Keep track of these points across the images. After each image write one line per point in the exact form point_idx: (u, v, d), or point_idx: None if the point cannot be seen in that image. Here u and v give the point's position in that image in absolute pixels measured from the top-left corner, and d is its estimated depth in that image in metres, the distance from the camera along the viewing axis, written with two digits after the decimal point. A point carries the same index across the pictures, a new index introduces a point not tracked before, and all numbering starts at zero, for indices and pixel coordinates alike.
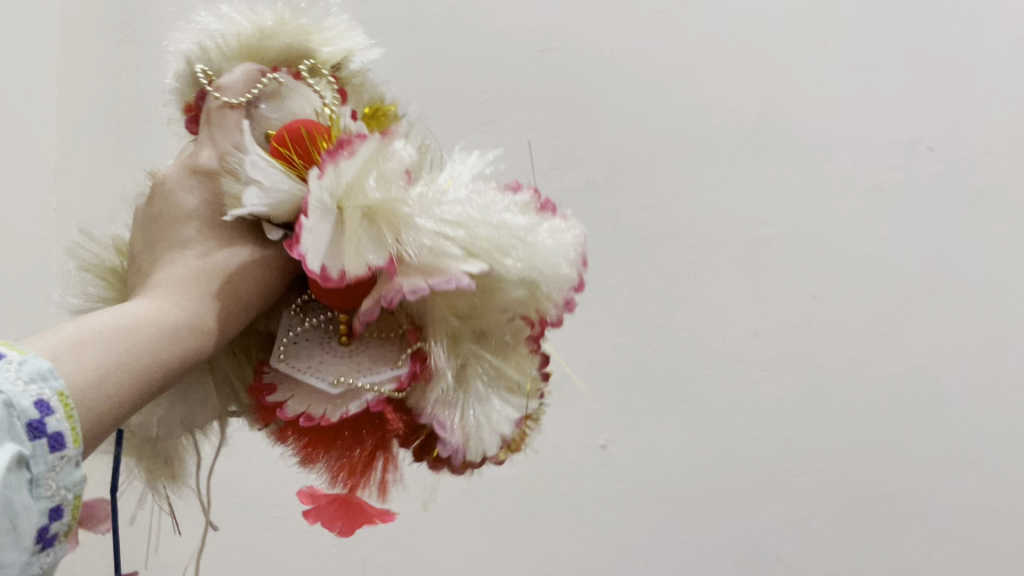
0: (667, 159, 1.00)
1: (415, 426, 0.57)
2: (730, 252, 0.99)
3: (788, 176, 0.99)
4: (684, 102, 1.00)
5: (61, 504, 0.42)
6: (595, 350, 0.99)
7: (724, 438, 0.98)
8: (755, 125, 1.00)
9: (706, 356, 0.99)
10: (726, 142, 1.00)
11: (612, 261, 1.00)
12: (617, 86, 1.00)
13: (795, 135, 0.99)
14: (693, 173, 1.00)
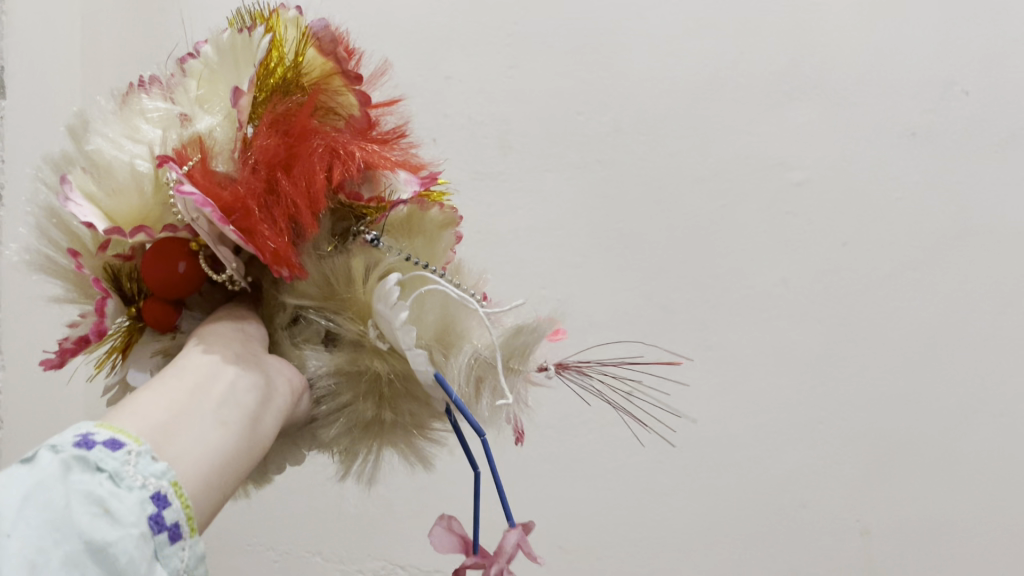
0: (697, 108, 1.11)
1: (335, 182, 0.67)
2: (758, 202, 1.09)
3: (816, 119, 1.07)
4: (714, 50, 1.11)
5: (160, 492, 0.45)
6: (619, 298, 1.13)
7: (749, 385, 1.09)
8: (786, 67, 1.08)
9: (736, 300, 1.10)
10: (754, 84, 1.09)
11: (642, 210, 1.13)
12: (644, 35, 1.13)
13: (824, 74, 1.07)
14: (723, 119, 1.11)
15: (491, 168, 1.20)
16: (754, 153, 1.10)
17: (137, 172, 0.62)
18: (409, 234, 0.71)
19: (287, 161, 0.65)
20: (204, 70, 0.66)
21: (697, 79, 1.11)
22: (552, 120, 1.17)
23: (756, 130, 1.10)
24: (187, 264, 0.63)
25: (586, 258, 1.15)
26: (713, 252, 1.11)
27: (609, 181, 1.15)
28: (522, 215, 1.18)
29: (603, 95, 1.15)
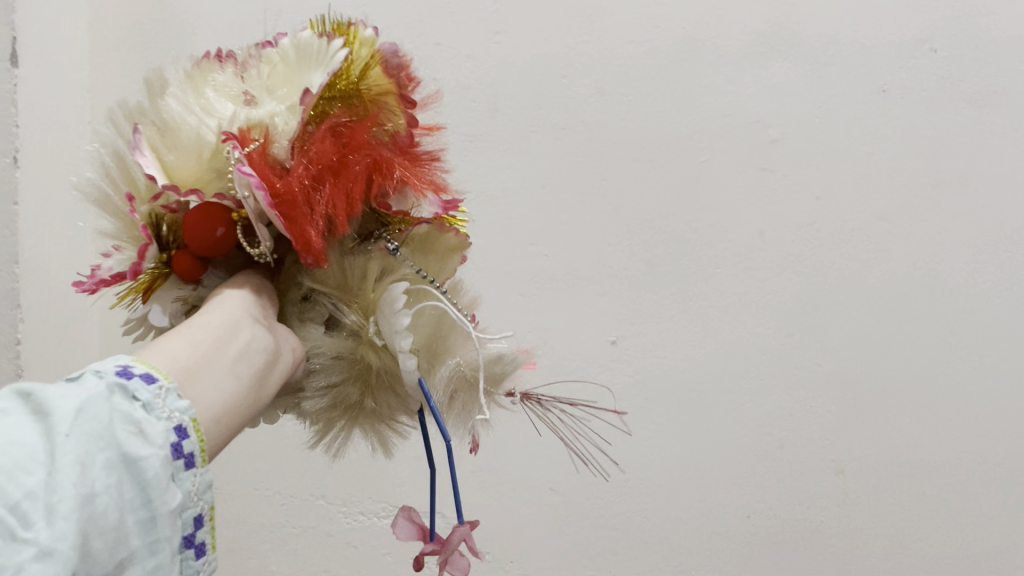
0: (936, 150, 0.73)
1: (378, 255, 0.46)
2: (995, 305, 0.73)
3: (988, 191, 0.73)
4: (977, 65, 0.73)
5: None
6: (772, 408, 0.75)
7: (937, 557, 0.75)
8: (975, 107, 0.73)
9: (938, 436, 0.74)
10: (984, 129, 0.73)
11: (827, 285, 0.75)
12: (877, 27, 0.74)
13: (989, 125, 0.73)
14: (908, 169, 0.74)
15: (586, 242, 0.76)
16: (980, 302, 0.73)
17: (203, 136, 0.41)
18: (432, 351, 0.47)
19: (339, 168, 0.43)
20: (272, 66, 0.44)
21: (913, 175, 0.74)
22: (713, 127, 0.75)
23: (992, 274, 0.73)
24: (227, 233, 0.42)
25: (721, 422, 0.75)
26: (904, 442, 0.74)
27: (773, 302, 0.75)
28: (632, 327, 0.76)
29: (792, 97, 0.74)
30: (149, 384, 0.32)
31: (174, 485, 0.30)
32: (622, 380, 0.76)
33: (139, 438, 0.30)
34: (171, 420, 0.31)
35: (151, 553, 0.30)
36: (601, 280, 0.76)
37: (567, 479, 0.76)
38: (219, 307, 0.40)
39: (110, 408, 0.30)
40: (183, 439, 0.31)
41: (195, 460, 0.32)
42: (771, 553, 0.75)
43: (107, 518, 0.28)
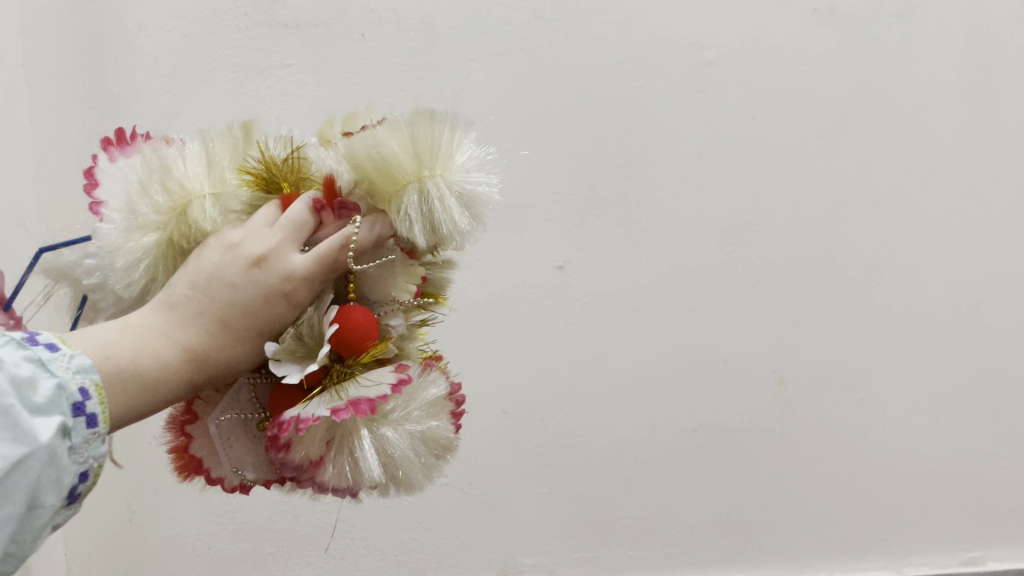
0: (861, 72, 0.77)
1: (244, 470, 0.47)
2: (912, 214, 0.79)
3: (904, 109, 0.78)
4: None
5: None
6: (716, 323, 0.77)
7: (867, 451, 0.80)
8: (894, 30, 0.77)
9: (865, 340, 0.79)
10: (902, 50, 0.78)
11: (765, 202, 0.77)
12: None
13: (905, 47, 0.78)
14: (836, 89, 0.77)
15: (532, 167, 0.75)
16: (903, 212, 0.79)
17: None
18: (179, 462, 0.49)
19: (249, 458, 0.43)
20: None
21: (841, 94, 0.77)
22: (655, 51, 0.76)
23: (914, 184, 0.79)
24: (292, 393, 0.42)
25: (669, 339, 0.77)
26: (838, 348, 0.79)
27: (714, 221, 0.77)
28: (579, 250, 0.76)
29: (728, 20, 0.76)
30: (88, 428, 0.36)
31: (51, 519, 0.36)
32: (572, 304, 0.76)
33: (52, 481, 0.35)
34: (83, 466, 0.36)
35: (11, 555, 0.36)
36: (547, 208, 0.76)
37: (521, 402, 0.76)
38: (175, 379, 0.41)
39: (44, 457, 0.34)
40: (81, 483, 0.36)
41: (79, 497, 0.37)
42: (719, 461, 0.78)
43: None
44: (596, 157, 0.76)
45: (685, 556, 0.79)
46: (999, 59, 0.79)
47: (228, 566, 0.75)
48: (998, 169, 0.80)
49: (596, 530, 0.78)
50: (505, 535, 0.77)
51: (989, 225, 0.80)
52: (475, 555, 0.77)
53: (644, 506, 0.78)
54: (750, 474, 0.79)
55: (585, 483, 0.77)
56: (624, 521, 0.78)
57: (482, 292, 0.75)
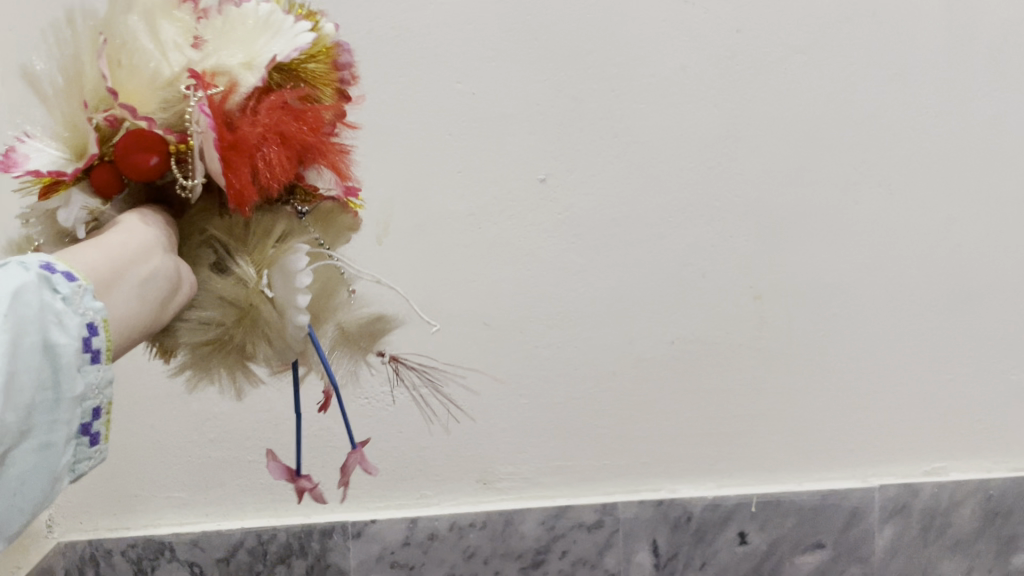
0: None
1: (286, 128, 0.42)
2: (891, 130, 0.79)
3: (888, 25, 0.78)
4: None
5: None
6: (696, 237, 0.78)
7: (837, 363, 0.82)
8: None
9: (840, 255, 0.80)
10: None
11: (747, 117, 0.77)
12: None
13: None
14: (821, 2, 0.77)
15: (515, 77, 0.74)
16: (883, 128, 0.79)
17: (160, 72, 0.41)
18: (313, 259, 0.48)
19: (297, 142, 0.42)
20: (229, 21, 0.43)
21: (824, 8, 0.77)
22: None
23: (896, 100, 0.79)
24: (162, 164, 0.41)
25: (648, 252, 0.78)
26: (815, 263, 0.80)
27: (695, 134, 0.77)
28: (560, 163, 0.76)
29: None
30: (70, 281, 0.32)
31: (78, 377, 0.31)
32: (553, 217, 0.76)
33: (58, 327, 0.31)
34: (84, 317, 0.32)
35: (47, 431, 0.31)
36: (528, 119, 0.75)
37: (501, 314, 0.77)
38: (141, 223, 0.40)
39: (38, 304, 0.30)
40: (93, 337, 0.32)
41: (101, 358, 0.33)
42: (694, 373, 0.80)
43: (15, 392, 0.29)
44: (579, 67, 0.75)
45: (658, 465, 0.81)
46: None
47: (211, 474, 0.75)
48: (978, 84, 0.80)
49: (573, 439, 0.80)
50: (483, 443, 0.78)
51: (965, 142, 0.80)
52: (455, 461, 0.78)
53: (619, 416, 0.80)
54: (723, 386, 0.80)
55: (563, 393, 0.79)
56: (601, 429, 0.80)
57: (462, 203, 0.75)
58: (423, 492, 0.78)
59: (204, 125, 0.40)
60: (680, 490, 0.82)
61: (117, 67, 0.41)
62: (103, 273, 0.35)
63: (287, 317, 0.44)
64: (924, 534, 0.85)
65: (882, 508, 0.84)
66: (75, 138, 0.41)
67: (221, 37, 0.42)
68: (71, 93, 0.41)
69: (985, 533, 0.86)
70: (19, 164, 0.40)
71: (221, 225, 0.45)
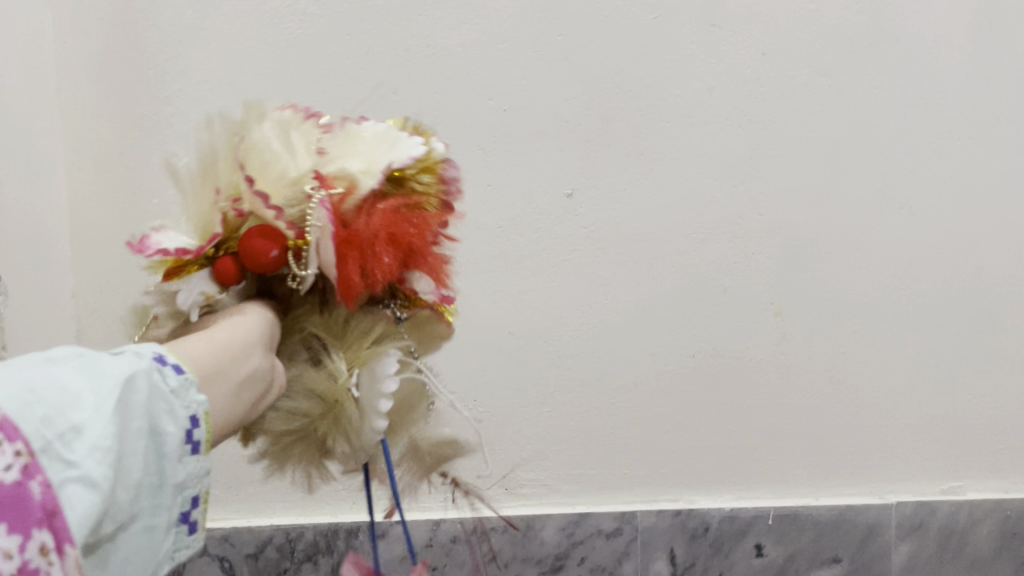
0: (872, 12, 0.78)
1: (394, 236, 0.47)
2: (915, 153, 0.80)
3: (913, 50, 0.79)
4: None
5: None
6: (719, 255, 0.80)
7: (856, 382, 0.83)
8: None
9: (861, 276, 0.81)
10: None
11: (771, 139, 0.79)
12: None
13: None
14: (846, 28, 0.78)
15: (545, 96, 0.77)
16: (906, 151, 0.80)
17: (288, 173, 0.47)
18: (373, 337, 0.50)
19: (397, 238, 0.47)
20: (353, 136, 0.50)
21: (849, 34, 0.78)
22: None
23: (920, 124, 0.80)
24: (280, 256, 0.47)
25: (672, 269, 0.80)
26: (836, 282, 0.81)
27: (720, 153, 0.79)
28: (587, 179, 0.78)
29: None
30: (178, 374, 0.35)
31: (180, 466, 0.34)
32: (579, 231, 0.78)
33: (167, 415, 0.34)
34: (189, 411, 0.35)
35: (151, 512, 0.33)
36: (556, 137, 0.77)
37: (526, 327, 0.79)
38: (239, 329, 0.44)
39: (149, 390, 0.33)
40: (195, 429, 0.35)
41: (200, 448, 0.35)
42: (714, 388, 0.81)
43: (129, 472, 0.31)
44: (608, 88, 0.77)
45: (677, 477, 0.83)
46: (1009, 2, 0.80)
47: (242, 474, 0.78)
48: (1001, 109, 0.81)
49: (594, 449, 0.81)
50: (505, 452, 0.80)
51: (989, 167, 0.82)
52: (479, 468, 0.80)
53: (640, 428, 0.81)
54: (743, 401, 0.82)
55: (584, 404, 0.80)
56: (621, 441, 0.81)
57: (491, 217, 0.77)
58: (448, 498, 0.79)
59: (323, 223, 0.46)
60: (697, 502, 0.83)
61: (250, 163, 0.47)
62: (201, 366, 0.38)
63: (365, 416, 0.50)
64: (940, 552, 0.85)
65: (898, 525, 0.84)
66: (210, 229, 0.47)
67: (341, 147, 0.49)
68: (211, 184, 0.48)
69: (1002, 553, 0.87)
70: (149, 249, 0.46)
71: (318, 320, 0.52)
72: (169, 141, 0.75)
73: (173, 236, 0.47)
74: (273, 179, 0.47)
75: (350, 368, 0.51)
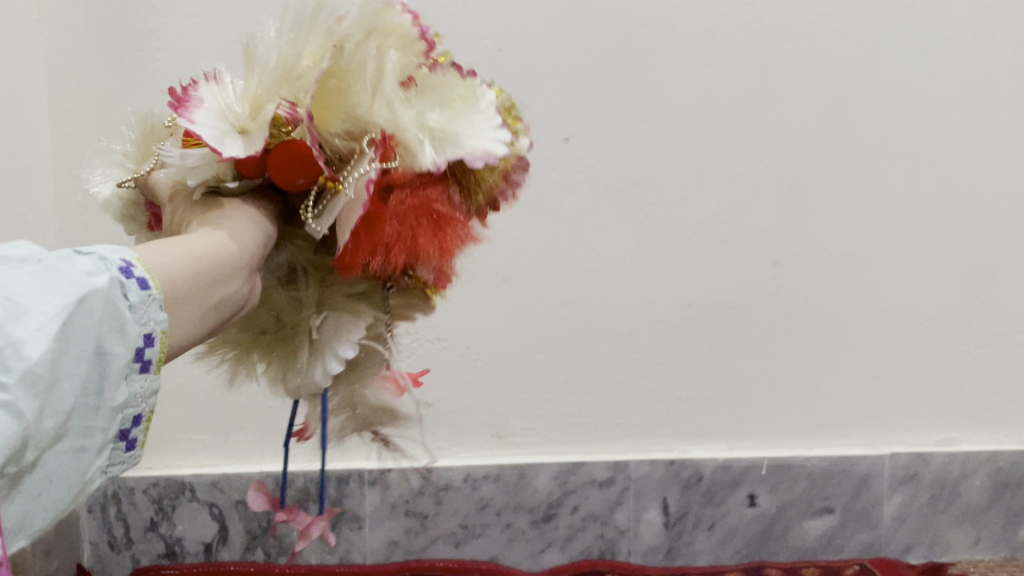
0: None
1: (416, 218, 0.42)
2: (917, 100, 0.79)
3: None
4: None
5: None
6: (718, 201, 0.78)
7: (853, 332, 0.82)
8: None
9: (860, 223, 0.80)
10: None
11: (773, 82, 0.77)
12: None
13: None
14: None
15: (543, 35, 0.75)
16: (910, 97, 0.79)
17: (361, 104, 0.41)
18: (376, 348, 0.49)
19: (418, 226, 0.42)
20: (443, 97, 0.43)
21: None
22: None
23: (924, 71, 0.79)
24: (304, 182, 0.42)
25: (669, 215, 0.78)
26: (834, 231, 0.80)
27: (720, 98, 0.77)
28: (585, 121, 0.76)
29: None
30: (141, 289, 0.31)
31: (122, 387, 0.30)
32: (576, 176, 0.77)
33: (117, 335, 0.29)
34: (145, 329, 0.30)
35: (82, 435, 0.29)
36: (554, 77, 0.75)
37: (523, 272, 0.78)
38: (230, 235, 0.39)
39: (105, 304, 0.28)
40: (147, 347, 0.31)
41: (150, 368, 0.31)
42: (710, 336, 0.81)
43: (60, 398, 0.27)
44: (608, 27, 0.75)
45: (671, 425, 0.82)
46: None
47: (233, 418, 0.77)
48: (1009, 55, 0.80)
49: (588, 397, 0.80)
50: (498, 400, 0.79)
51: (992, 116, 0.80)
52: (473, 414, 0.79)
53: (635, 376, 0.81)
54: (739, 350, 0.81)
55: (580, 350, 0.79)
56: (616, 390, 0.81)
57: None
58: (417, 447, 0.78)
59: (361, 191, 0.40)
60: (691, 452, 0.83)
61: (336, 74, 0.40)
62: (179, 286, 0.34)
63: (311, 359, 0.46)
64: (933, 503, 0.86)
65: (892, 476, 0.84)
66: (250, 120, 0.40)
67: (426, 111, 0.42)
68: (274, 81, 0.40)
69: (993, 505, 0.87)
70: (187, 111, 0.39)
71: (311, 257, 0.46)
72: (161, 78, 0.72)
73: (222, 99, 0.40)
74: (351, 94, 0.41)
75: (321, 309, 0.46)
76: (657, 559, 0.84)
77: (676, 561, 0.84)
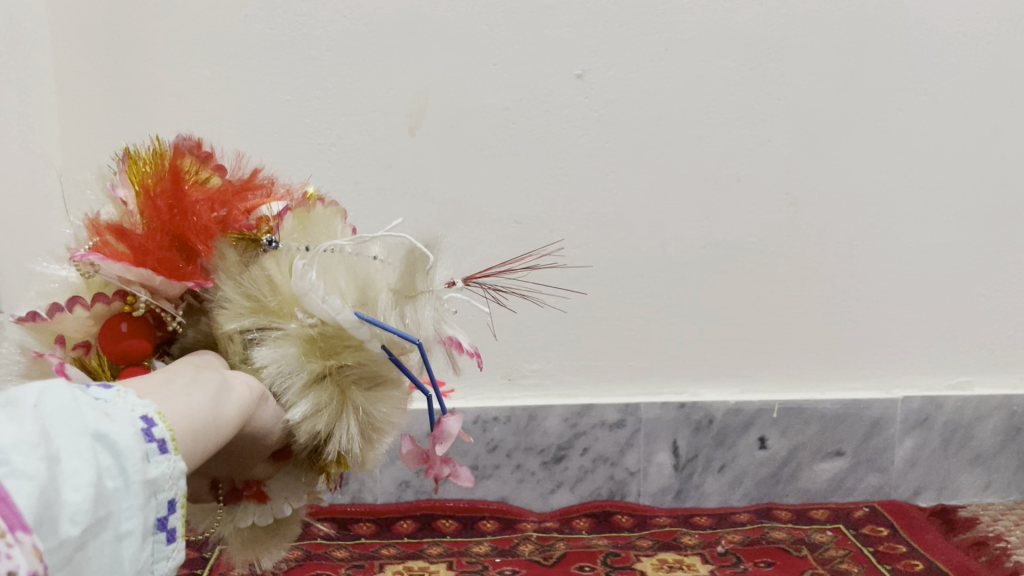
0: None
1: (175, 196, 0.38)
2: (942, 36, 0.77)
3: None
4: None
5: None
6: (734, 140, 0.77)
7: (869, 275, 0.81)
8: None
9: (878, 164, 0.79)
10: None
11: (793, 17, 0.75)
12: None
13: None
14: None
15: None
16: (934, 33, 0.77)
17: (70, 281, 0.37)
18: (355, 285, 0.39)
19: (174, 208, 0.37)
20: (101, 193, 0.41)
21: None
22: None
23: (949, 5, 0.76)
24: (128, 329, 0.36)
25: (683, 155, 0.77)
26: (852, 172, 0.78)
27: (738, 33, 0.75)
28: (599, 57, 0.74)
29: None
30: (107, 387, 0.27)
31: (148, 465, 0.26)
32: (589, 114, 0.75)
33: (109, 416, 0.25)
34: (140, 412, 0.27)
35: (122, 520, 0.25)
36: (567, 11, 0.73)
37: (533, 214, 0.76)
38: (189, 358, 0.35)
39: (77, 395, 0.25)
40: (154, 427, 0.27)
41: (168, 448, 0.27)
42: (723, 278, 0.79)
43: (73, 473, 0.23)
44: None
45: (683, 367, 0.82)
46: None
47: None
48: None
49: (598, 341, 0.80)
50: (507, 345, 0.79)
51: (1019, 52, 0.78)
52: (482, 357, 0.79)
53: (647, 318, 0.80)
54: (752, 293, 0.80)
55: (591, 293, 0.79)
56: (627, 332, 0.80)
57: (497, 98, 0.74)
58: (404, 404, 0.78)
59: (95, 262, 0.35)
60: (703, 394, 0.82)
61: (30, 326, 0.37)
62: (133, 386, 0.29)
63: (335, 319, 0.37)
64: (945, 446, 0.85)
65: (904, 419, 0.84)
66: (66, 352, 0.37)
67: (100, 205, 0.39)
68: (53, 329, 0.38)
69: (1005, 449, 0.86)
70: None
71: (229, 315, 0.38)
72: (164, 12, 0.70)
73: None
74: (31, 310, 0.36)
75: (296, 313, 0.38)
76: (666, 501, 0.84)
77: (686, 502, 0.84)
